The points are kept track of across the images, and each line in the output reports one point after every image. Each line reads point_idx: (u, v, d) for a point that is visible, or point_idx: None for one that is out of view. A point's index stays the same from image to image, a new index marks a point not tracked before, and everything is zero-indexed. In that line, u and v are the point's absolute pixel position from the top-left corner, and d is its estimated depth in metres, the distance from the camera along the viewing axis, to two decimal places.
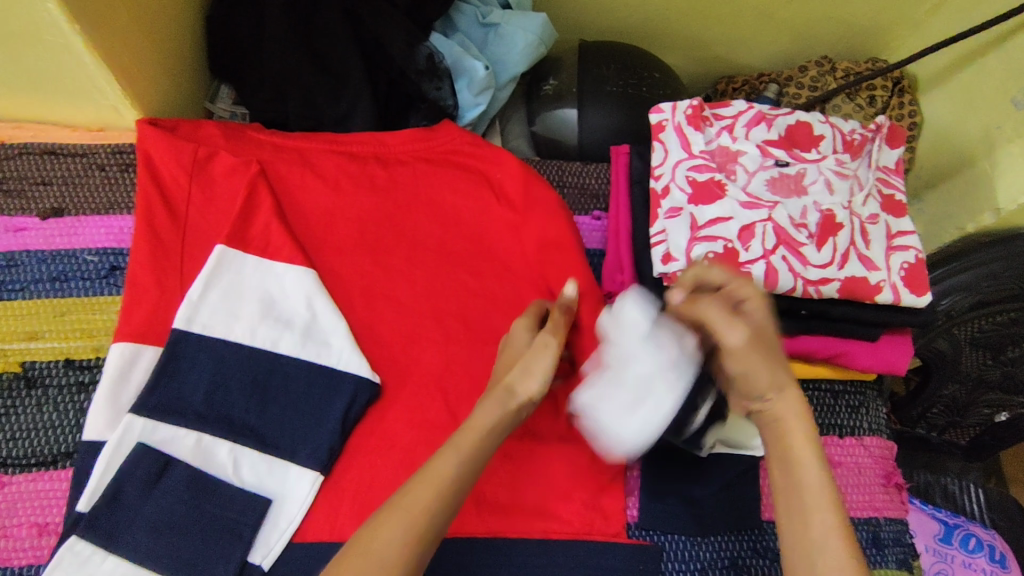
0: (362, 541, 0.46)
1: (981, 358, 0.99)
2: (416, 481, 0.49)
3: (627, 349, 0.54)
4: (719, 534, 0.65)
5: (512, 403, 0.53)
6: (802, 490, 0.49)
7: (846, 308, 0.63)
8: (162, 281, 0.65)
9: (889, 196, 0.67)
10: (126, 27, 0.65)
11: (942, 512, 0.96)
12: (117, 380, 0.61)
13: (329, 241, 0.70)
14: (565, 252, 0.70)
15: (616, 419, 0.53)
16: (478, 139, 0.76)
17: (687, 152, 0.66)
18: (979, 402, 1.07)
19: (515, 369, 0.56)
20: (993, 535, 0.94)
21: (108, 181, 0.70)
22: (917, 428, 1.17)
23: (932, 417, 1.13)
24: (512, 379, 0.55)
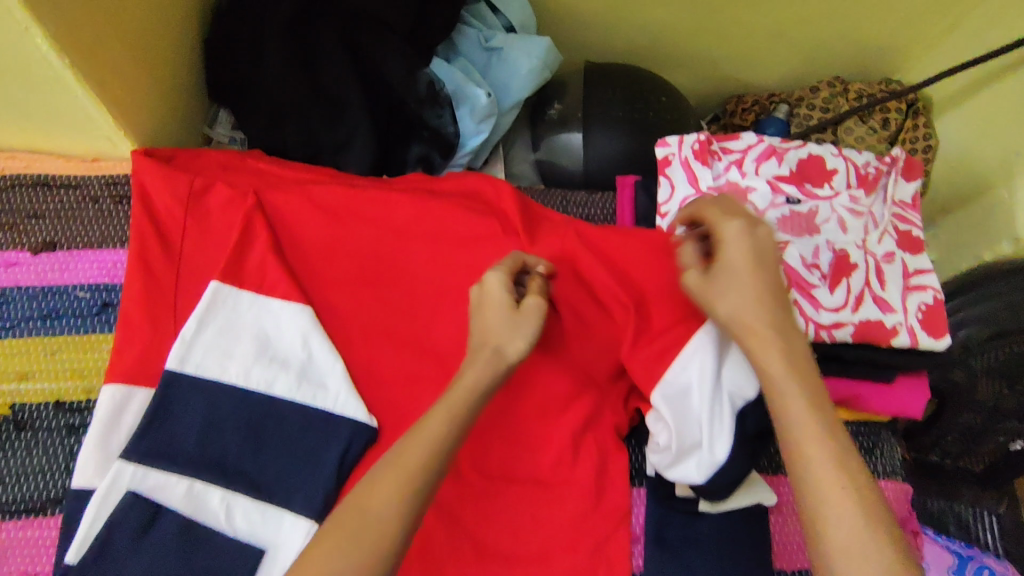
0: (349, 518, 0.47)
1: (997, 387, 0.96)
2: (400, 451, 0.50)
3: (685, 385, 0.60)
4: None
5: (500, 363, 0.54)
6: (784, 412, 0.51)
7: (862, 351, 0.61)
8: (155, 319, 0.64)
9: (907, 232, 0.64)
10: (119, 57, 0.63)
11: (955, 542, 0.93)
12: (107, 424, 0.60)
13: (327, 276, 0.68)
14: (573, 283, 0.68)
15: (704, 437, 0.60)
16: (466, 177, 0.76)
17: (694, 188, 0.64)
18: (997, 430, 1.01)
19: (500, 330, 0.56)
20: (1007, 568, 0.91)
21: (102, 214, 0.68)
22: (930, 455, 1.12)
23: (946, 445, 1.09)
24: (498, 342, 0.55)
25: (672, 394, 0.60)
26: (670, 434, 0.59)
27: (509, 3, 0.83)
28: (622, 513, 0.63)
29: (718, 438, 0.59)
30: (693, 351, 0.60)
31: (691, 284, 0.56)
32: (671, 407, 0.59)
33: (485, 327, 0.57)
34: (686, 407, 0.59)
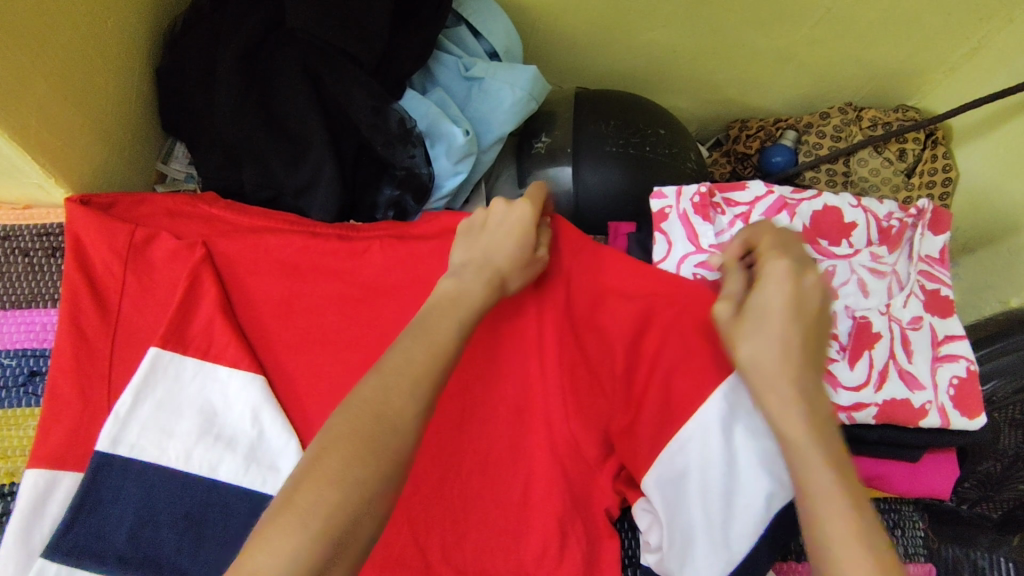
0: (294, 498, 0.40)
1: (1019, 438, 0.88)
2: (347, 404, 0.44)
3: (685, 468, 0.53)
4: None
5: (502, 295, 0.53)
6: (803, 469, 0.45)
7: (886, 432, 0.54)
8: (87, 391, 0.57)
9: (934, 292, 0.57)
10: (47, 97, 0.56)
11: None
12: (28, 516, 0.52)
13: (284, 339, 0.62)
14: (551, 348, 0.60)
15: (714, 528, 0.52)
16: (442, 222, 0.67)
17: (694, 246, 0.57)
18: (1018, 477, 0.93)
19: (511, 259, 0.54)
20: None
21: (33, 269, 0.61)
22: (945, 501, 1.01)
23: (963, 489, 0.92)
24: (506, 270, 0.54)
25: (672, 479, 0.53)
26: (667, 527, 0.52)
27: (492, 26, 0.76)
28: None
29: (727, 530, 0.51)
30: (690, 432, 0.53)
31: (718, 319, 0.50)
32: (664, 496, 0.53)
33: (495, 250, 0.55)
34: (680, 496, 0.52)
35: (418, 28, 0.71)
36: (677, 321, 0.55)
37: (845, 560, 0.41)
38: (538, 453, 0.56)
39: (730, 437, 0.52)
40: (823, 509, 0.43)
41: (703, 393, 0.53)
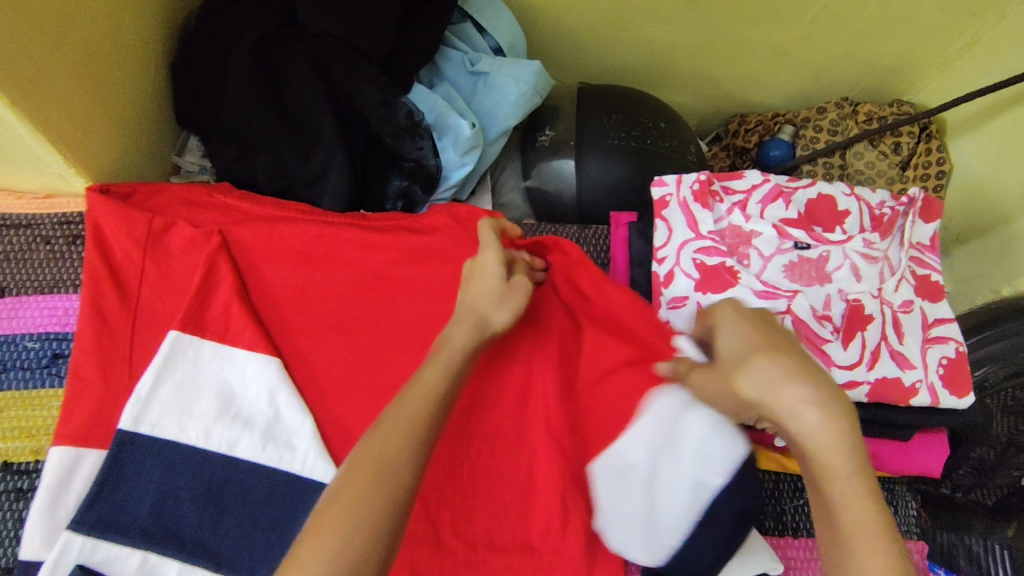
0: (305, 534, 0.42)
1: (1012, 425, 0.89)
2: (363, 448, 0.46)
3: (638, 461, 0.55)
4: None
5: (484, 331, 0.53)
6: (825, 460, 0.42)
7: (877, 411, 0.56)
8: (108, 372, 0.59)
9: (923, 278, 0.60)
10: (68, 89, 0.58)
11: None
12: (54, 490, 0.55)
13: (298, 323, 0.64)
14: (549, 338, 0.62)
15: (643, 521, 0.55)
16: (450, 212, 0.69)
17: (694, 232, 0.58)
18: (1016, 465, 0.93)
19: (486, 298, 0.54)
20: None
21: (55, 256, 0.63)
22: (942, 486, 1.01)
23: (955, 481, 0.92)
24: (486, 309, 0.54)
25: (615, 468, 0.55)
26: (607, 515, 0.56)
27: (496, 22, 0.78)
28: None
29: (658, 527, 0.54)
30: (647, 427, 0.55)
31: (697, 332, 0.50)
32: (609, 485, 0.56)
33: (471, 293, 0.55)
34: (622, 487, 0.55)
35: (425, 23, 0.73)
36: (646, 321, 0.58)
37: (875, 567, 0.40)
38: (544, 432, 0.59)
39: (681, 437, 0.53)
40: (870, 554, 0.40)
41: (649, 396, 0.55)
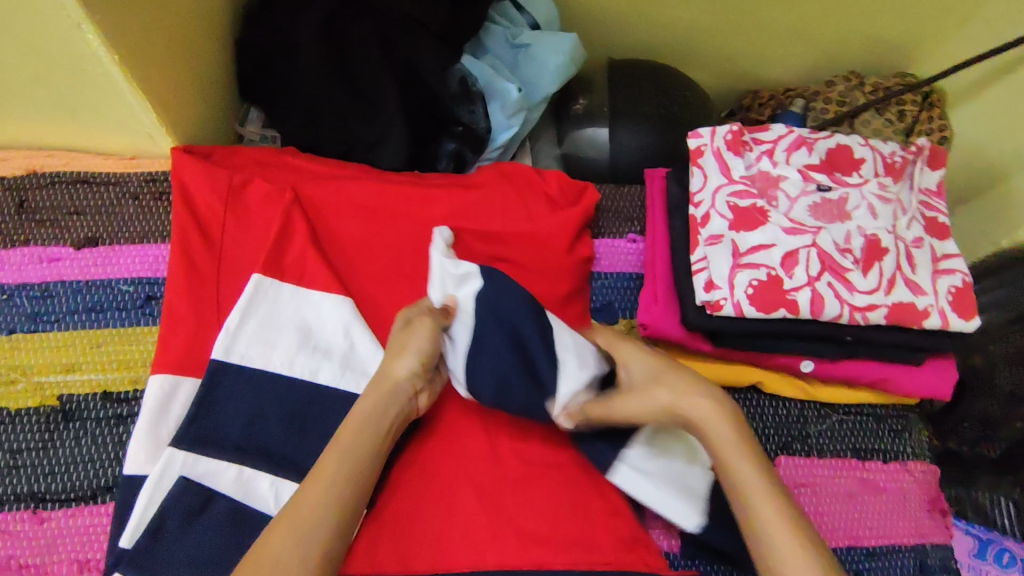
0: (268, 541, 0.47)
1: None
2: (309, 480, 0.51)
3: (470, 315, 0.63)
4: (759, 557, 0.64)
5: (386, 385, 0.57)
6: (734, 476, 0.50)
7: (892, 333, 0.62)
8: (198, 310, 0.65)
9: (932, 219, 0.66)
10: (162, 52, 0.65)
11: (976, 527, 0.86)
12: (156, 413, 0.60)
13: (365, 269, 0.70)
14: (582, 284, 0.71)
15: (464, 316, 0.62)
16: (499, 168, 0.76)
17: (727, 177, 0.65)
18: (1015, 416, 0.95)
19: (391, 352, 0.58)
20: None
21: (142, 210, 0.69)
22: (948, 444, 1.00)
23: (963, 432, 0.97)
24: (388, 364, 0.58)
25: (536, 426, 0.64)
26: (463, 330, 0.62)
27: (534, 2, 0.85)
28: None
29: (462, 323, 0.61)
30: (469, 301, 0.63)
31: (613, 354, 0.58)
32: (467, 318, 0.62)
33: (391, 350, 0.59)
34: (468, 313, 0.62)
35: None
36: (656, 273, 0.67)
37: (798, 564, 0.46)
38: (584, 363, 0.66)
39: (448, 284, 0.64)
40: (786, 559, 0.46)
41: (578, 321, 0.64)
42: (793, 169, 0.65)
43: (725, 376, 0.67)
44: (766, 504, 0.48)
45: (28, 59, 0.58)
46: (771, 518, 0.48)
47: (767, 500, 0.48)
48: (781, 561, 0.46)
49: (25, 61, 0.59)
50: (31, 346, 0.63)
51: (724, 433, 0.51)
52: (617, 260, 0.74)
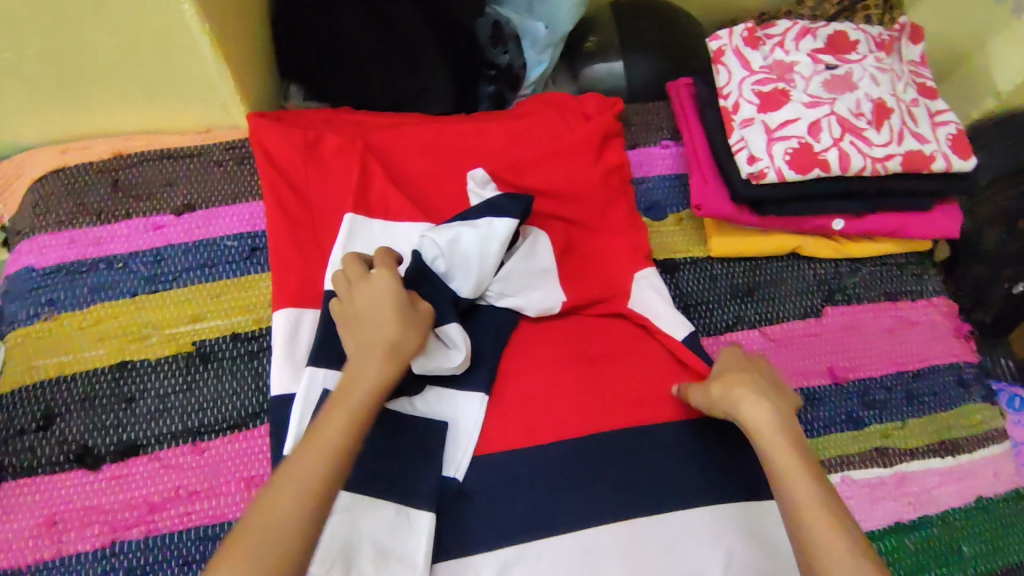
0: (251, 521, 0.45)
1: None
2: (309, 437, 0.49)
3: (484, 250, 0.67)
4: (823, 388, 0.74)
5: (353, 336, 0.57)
6: (791, 498, 0.49)
7: (907, 181, 0.73)
8: (303, 252, 0.71)
9: (922, 84, 0.77)
10: (232, 24, 0.71)
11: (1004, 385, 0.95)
12: (288, 342, 0.67)
13: (440, 199, 0.77)
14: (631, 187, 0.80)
15: (491, 232, 0.67)
16: (537, 98, 0.84)
17: (748, 70, 0.75)
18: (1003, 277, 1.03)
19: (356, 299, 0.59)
20: None
21: (229, 174, 0.76)
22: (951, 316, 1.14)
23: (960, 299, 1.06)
24: (351, 308, 0.58)
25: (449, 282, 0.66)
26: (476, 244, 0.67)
27: None
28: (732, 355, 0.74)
29: (481, 239, 0.67)
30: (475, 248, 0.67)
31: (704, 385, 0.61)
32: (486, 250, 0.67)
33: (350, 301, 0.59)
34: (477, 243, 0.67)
35: None
36: (698, 162, 0.76)
37: None
38: (628, 259, 0.75)
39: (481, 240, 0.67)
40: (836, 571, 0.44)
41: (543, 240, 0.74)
42: (803, 54, 0.75)
43: (766, 246, 0.78)
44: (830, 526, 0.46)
45: (124, 36, 0.64)
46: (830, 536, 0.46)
47: (827, 520, 0.47)
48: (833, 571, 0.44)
49: (119, 39, 0.64)
50: (157, 304, 0.69)
51: (781, 449, 0.52)
52: (655, 164, 0.83)
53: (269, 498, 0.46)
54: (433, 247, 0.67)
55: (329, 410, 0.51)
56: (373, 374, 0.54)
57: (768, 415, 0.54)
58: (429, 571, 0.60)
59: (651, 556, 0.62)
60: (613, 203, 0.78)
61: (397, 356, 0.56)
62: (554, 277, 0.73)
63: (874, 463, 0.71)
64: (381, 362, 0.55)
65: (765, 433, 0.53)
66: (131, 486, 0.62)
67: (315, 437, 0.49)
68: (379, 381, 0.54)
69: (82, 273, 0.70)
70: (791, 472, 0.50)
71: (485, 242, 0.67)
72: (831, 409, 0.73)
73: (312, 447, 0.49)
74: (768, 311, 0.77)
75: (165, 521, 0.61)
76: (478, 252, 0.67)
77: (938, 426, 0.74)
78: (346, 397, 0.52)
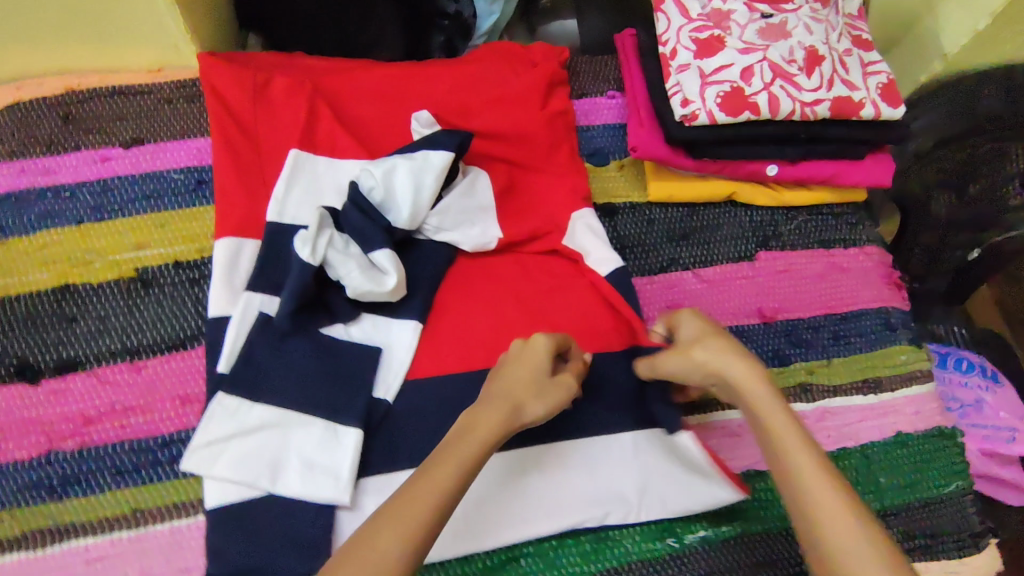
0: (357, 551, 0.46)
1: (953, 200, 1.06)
2: (413, 482, 0.50)
3: (419, 179, 0.69)
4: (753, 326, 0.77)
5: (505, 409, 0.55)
6: (787, 458, 0.51)
7: (838, 128, 0.75)
8: (247, 186, 0.73)
9: (858, 37, 0.79)
10: None
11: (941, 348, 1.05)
12: (227, 269, 0.68)
13: (385, 139, 0.78)
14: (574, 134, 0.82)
15: (429, 162, 0.70)
16: (487, 46, 0.86)
17: (686, 18, 0.77)
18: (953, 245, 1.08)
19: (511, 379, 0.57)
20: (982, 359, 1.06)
21: (178, 111, 0.77)
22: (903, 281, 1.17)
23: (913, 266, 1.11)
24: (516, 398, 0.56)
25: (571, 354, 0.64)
26: (411, 173, 0.69)
27: None
28: (664, 294, 0.77)
29: (417, 168, 0.69)
30: (409, 176, 0.69)
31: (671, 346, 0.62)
32: (421, 179, 0.69)
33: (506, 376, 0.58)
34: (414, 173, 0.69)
35: None
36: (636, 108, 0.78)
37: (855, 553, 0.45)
38: (566, 200, 0.77)
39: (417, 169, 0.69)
40: (834, 523, 0.47)
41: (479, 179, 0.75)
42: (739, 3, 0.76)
43: (702, 191, 0.80)
44: (829, 488, 0.49)
45: None
46: (824, 490, 0.48)
47: (824, 480, 0.49)
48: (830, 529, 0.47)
49: None
50: (101, 231, 0.71)
51: (772, 413, 0.53)
52: (600, 113, 0.85)
53: (380, 531, 0.47)
54: (370, 178, 0.69)
55: (449, 451, 0.52)
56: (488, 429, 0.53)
57: (753, 375, 0.56)
58: (354, 484, 0.63)
59: (569, 475, 0.65)
60: (556, 149, 0.79)
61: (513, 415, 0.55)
62: (493, 214, 0.75)
63: (797, 398, 0.74)
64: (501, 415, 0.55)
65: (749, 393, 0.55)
66: (68, 401, 0.64)
67: (429, 477, 0.49)
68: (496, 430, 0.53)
69: (30, 200, 0.71)
70: (783, 432, 0.52)
71: (421, 170, 0.69)
72: (757, 345, 0.76)
73: (428, 488, 0.49)
74: (702, 255, 0.79)
75: (99, 434, 0.63)
76: (412, 180, 0.69)
77: (862, 365, 0.77)
78: (467, 439, 0.52)
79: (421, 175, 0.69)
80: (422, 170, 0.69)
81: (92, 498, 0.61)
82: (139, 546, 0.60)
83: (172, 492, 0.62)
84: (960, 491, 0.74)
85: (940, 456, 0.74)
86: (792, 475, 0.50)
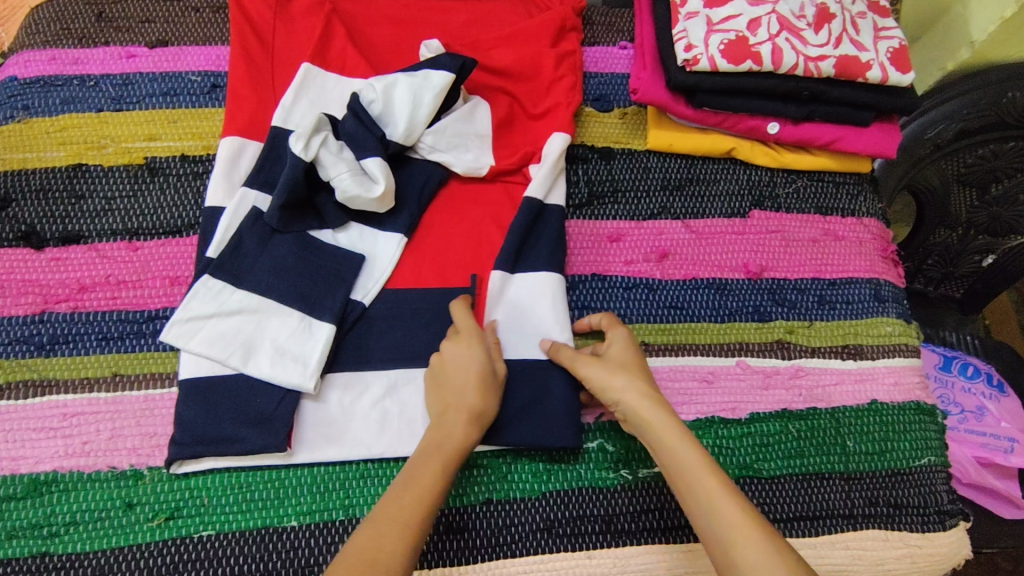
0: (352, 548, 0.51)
1: (972, 197, 1.00)
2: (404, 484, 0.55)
3: (418, 96, 0.73)
4: (737, 282, 0.76)
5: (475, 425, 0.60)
6: (678, 465, 0.56)
7: (843, 88, 0.75)
8: (258, 92, 0.76)
9: (874, 2, 0.79)
10: None
11: (940, 346, 1.01)
12: (228, 165, 0.72)
13: (396, 65, 0.81)
14: (581, 76, 0.83)
15: (428, 82, 0.73)
16: None
17: None
18: (971, 247, 1.06)
19: (480, 397, 0.60)
20: (989, 366, 0.99)
21: (203, 20, 0.81)
22: (914, 282, 1.15)
23: (928, 271, 1.12)
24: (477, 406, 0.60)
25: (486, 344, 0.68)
26: (411, 90, 0.73)
27: None
28: (650, 241, 0.77)
29: (416, 85, 0.73)
30: (407, 91, 0.73)
31: (567, 352, 0.65)
32: (418, 96, 0.73)
33: (462, 388, 0.61)
34: (413, 89, 0.73)
35: None
36: (643, 54, 0.79)
37: (746, 538, 0.50)
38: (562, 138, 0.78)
39: (417, 86, 0.73)
40: (723, 511, 0.52)
41: (478, 107, 0.78)
42: None
43: (701, 143, 0.80)
44: (704, 469, 0.55)
45: None
46: (706, 478, 0.54)
47: (712, 479, 0.54)
48: (725, 522, 0.52)
49: None
50: (117, 120, 0.75)
51: (663, 423, 0.58)
52: (610, 62, 0.86)
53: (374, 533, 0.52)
54: (371, 92, 0.73)
55: (427, 453, 0.57)
56: (460, 441, 0.58)
57: (647, 390, 0.61)
58: (321, 376, 0.65)
59: (531, 391, 0.66)
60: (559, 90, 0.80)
61: (481, 424, 0.60)
62: (489, 142, 0.77)
63: (773, 354, 0.74)
64: (465, 429, 0.59)
65: (638, 405, 0.60)
66: (69, 268, 0.68)
67: (414, 480, 0.55)
68: (464, 448, 0.58)
69: (57, 86, 0.76)
70: (673, 441, 0.57)
71: (421, 88, 0.73)
72: (738, 301, 0.76)
73: (406, 486, 0.55)
74: (694, 207, 0.79)
75: (92, 301, 0.67)
76: (411, 96, 0.72)
77: (845, 331, 0.76)
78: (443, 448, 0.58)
79: (419, 92, 0.73)
80: (421, 88, 0.73)
81: (78, 358, 0.65)
82: (113, 407, 0.63)
83: (151, 362, 0.65)
84: (934, 467, 0.71)
85: (918, 430, 0.72)
86: (685, 477, 0.55)
